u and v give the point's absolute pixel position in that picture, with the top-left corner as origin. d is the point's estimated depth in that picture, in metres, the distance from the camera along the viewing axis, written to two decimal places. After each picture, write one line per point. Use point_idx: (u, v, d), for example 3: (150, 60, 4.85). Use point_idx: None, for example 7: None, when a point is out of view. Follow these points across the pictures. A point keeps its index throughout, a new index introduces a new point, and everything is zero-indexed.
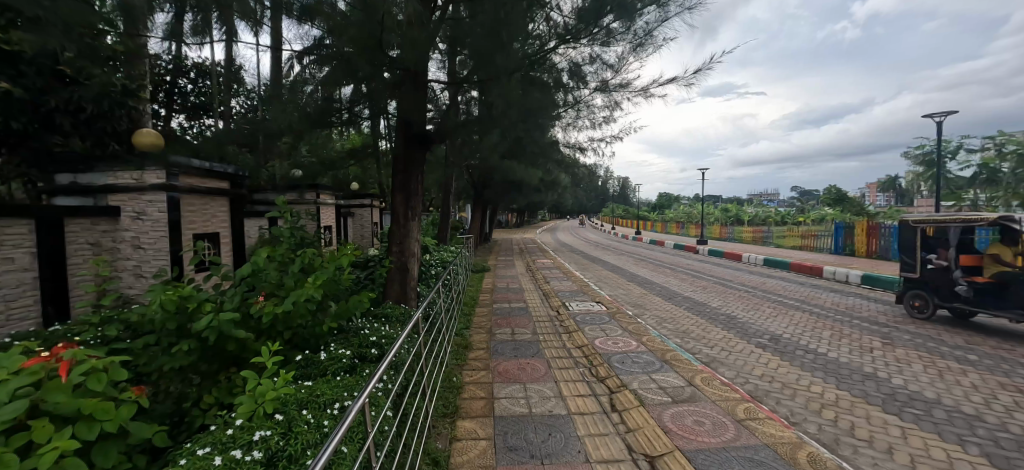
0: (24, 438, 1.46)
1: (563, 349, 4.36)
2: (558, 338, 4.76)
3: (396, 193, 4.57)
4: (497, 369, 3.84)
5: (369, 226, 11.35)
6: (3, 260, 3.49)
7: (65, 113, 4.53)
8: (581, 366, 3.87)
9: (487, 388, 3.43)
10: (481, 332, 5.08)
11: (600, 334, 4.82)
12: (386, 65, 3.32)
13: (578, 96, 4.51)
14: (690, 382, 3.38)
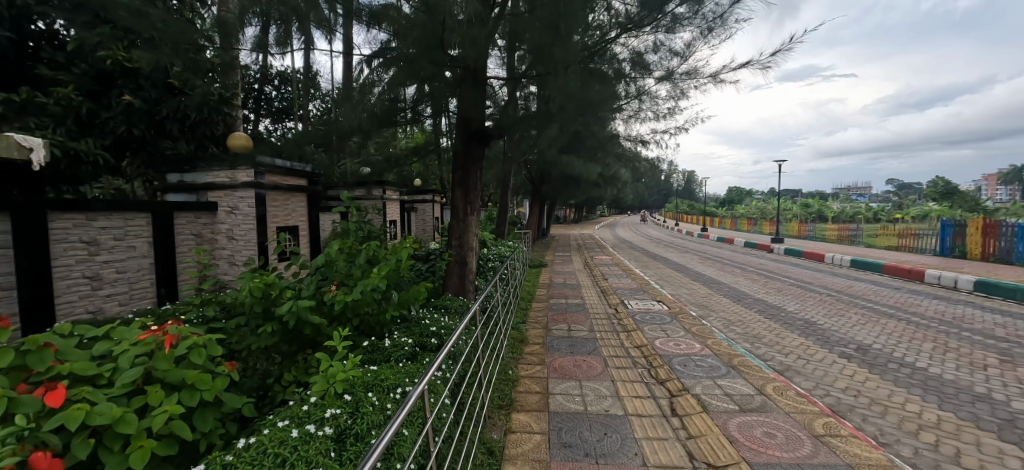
0: (142, 401, 1.72)
1: (621, 348, 4.30)
2: (615, 336, 4.70)
3: (455, 191, 4.72)
4: (553, 365, 3.88)
5: (431, 221, 11.80)
6: (128, 248, 4.07)
7: (174, 121, 5.16)
8: (639, 367, 3.80)
9: (543, 383, 3.48)
10: (537, 327, 5.14)
11: (661, 334, 4.69)
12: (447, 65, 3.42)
13: (643, 85, 4.49)
14: (760, 391, 3.21)
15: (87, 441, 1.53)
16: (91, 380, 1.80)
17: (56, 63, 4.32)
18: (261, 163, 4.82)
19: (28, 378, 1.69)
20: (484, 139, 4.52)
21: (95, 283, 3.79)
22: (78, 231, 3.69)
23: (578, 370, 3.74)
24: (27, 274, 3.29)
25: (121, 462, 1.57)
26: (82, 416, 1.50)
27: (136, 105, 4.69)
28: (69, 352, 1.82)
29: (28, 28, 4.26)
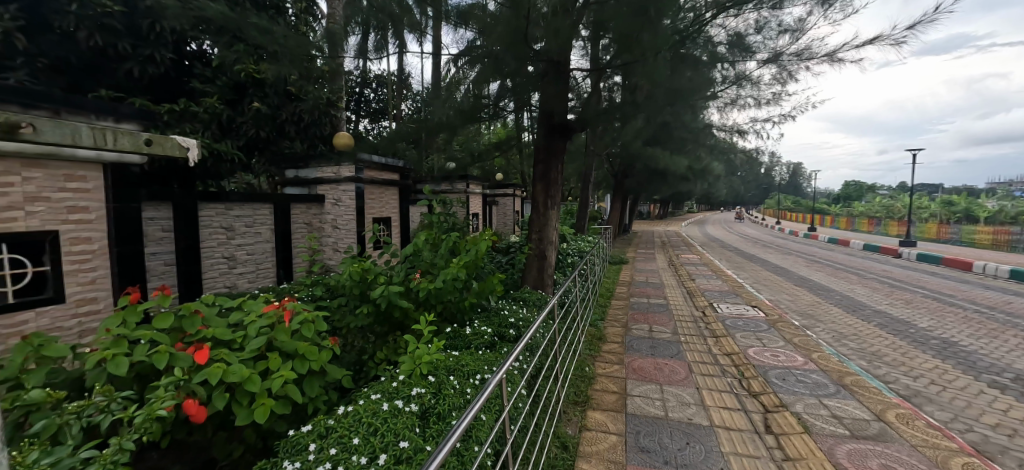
0: (265, 365, 2.04)
1: (708, 354, 4.09)
2: (702, 341, 4.47)
3: (537, 184, 4.81)
4: (632, 365, 3.81)
5: (511, 214, 12.06)
6: (255, 234, 4.74)
7: (292, 123, 5.87)
8: (729, 376, 3.59)
9: (621, 383, 3.45)
10: (616, 325, 5.07)
11: (756, 343, 4.37)
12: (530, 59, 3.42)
13: (744, 68, 4.18)
14: (878, 417, 2.87)
15: (224, 394, 1.87)
16: (228, 343, 2.16)
17: (205, 77, 5.13)
18: (361, 159, 5.32)
19: (184, 338, 2.11)
20: (567, 132, 4.54)
21: (231, 262, 4.47)
22: (220, 218, 4.38)
23: (660, 375, 3.59)
24: (183, 253, 3.98)
25: (249, 414, 1.90)
26: (220, 374, 1.85)
27: (262, 111, 5.41)
28: (212, 318, 2.21)
29: (185, 49, 5.10)
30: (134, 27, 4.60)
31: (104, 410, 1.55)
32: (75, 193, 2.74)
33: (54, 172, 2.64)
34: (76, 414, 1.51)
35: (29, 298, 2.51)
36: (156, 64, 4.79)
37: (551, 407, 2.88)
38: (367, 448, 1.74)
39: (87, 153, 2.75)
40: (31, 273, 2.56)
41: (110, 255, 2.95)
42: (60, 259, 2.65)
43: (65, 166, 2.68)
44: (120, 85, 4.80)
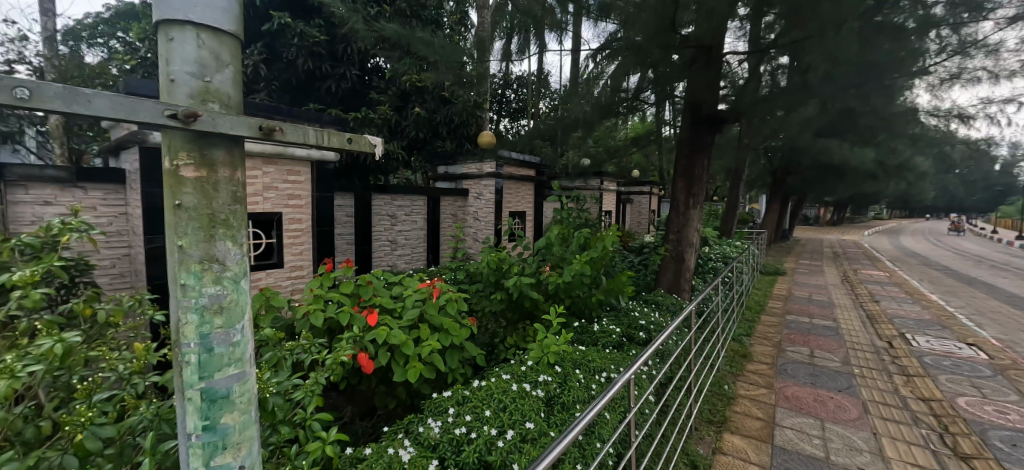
0: (417, 334, 2.38)
1: (893, 395, 3.38)
2: (885, 378, 3.72)
3: (678, 181, 4.56)
4: (785, 392, 3.38)
5: (647, 213, 11.56)
6: (412, 222, 5.47)
7: (445, 125, 6.58)
8: (923, 427, 2.93)
9: (768, 410, 3.10)
10: (766, 344, 4.54)
11: (969, 392, 3.46)
12: (678, 46, 3.29)
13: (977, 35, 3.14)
14: None
15: (387, 353, 2.25)
16: (390, 312, 2.56)
17: (380, 88, 6.06)
18: (502, 156, 5.70)
19: (360, 302, 2.58)
20: (717, 124, 4.22)
21: (393, 245, 5.24)
22: (386, 207, 5.16)
23: (823, 409, 3.12)
24: (360, 235, 4.81)
25: (404, 373, 2.27)
26: (385, 335, 2.22)
27: (422, 115, 6.18)
28: (379, 290, 2.63)
29: (367, 65, 6.09)
30: (332, 50, 5.68)
31: (306, 351, 1.98)
32: (292, 184, 3.54)
33: (281, 168, 3.45)
34: (287, 351, 1.92)
35: (264, 263, 3.36)
36: (346, 80, 5.83)
37: (682, 421, 2.75)
38: (497, 421, 1.90)
39: (299, 152, 3.56)
40: (265, 244, 3.39)
41: (312, 234, 3.75)
42: (282, 234, 3.47)
43: (287, 163, 3.48)
44: (322, 99, 5.96)
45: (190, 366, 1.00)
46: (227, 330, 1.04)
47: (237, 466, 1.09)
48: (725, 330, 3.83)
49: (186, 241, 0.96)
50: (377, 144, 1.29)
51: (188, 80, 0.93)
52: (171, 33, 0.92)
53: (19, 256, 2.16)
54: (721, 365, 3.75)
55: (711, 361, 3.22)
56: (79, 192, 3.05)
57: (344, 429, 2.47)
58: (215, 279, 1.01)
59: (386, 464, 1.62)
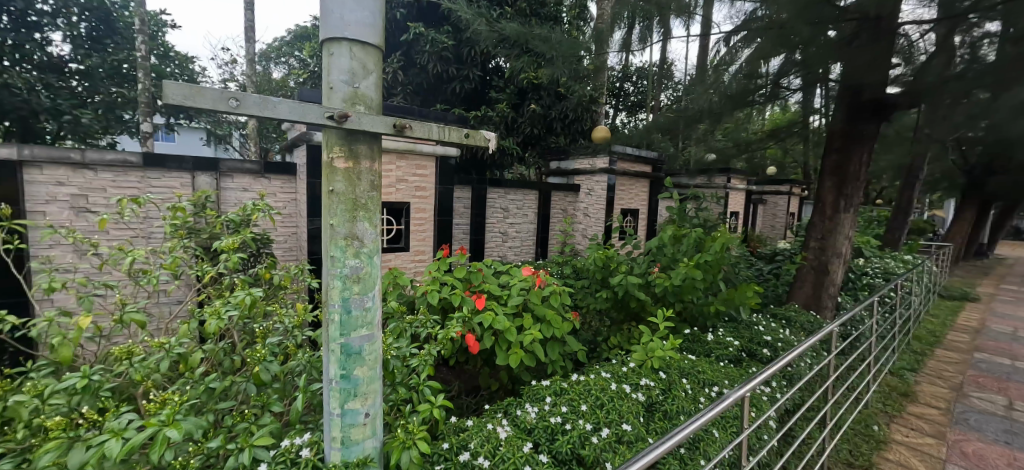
0: (521, 323, 2.50)
1: None
2: None
3: (825, 178, 3.96)
4: (961, 445, 2.65)
5: (784, 216, 10.24)
6: (523, 215, 5.67)
7: (559, 121, 6.66)
8: None
9: (932, 463, 2.45)
10: (938, 379, 3.64)
11: None
12: (835, 19, 2.59)
13: None
14: None
15: (492, 337, 2.41)
16: (498, 299, 2.73)
17: (499, 87, 6.38)
18: (615, 151, 5.58)
19: (470, 287, 2.79)
20: (884, 111, 3.54)
21: (504, 237, 5.52)
22: (500, 200, 5.43)
23: (1007, 463, 2.45)
24: (475, 226, 5.15)
25: (506, 357, 2.40)
26: (491, 319, 2.38)
27: (537, 112, 6.35)
28: (489, 277, 2.82)
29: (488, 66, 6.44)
30: (458, 54, 6.13)
31: (423, 325, 2.21)
32: (419, 177, 3.95)
33: (411, 163, 3.86)
34: (408, 323, 2.17)
35: (393, 247, 3.84)
36: (469, 81, 6.25)
37: (810, 455, 2.43)
38: (593, 417, 1.92)
39: (426, 148, 3.94)
40: (395, 230, 3.85)
41: (433, 222, 4.14)
42: (409, 221, 3.90)
43: (415, 158, 3.90)
44: (448, 100, 6.48)
45: (334, 324, 1.22)
46: (362, 297, 1.24)
47: (364, 411, 1.32)
48: (881, 361, 3.23)
49: (335, 221, 1.18)
50: (490, 140, 1.41)
51: (342, 86, 1.13)
52: (332, 49, 1.13)
53: (225, 229, 2.80)
54: (869, 400, 3.09)
55: (857, 392, 2.71)
56: (264, 181, 3.81)
57: (452, 401, 2.71)
58: (355, 253, 1.22)
59: (485, 437, 1.74)
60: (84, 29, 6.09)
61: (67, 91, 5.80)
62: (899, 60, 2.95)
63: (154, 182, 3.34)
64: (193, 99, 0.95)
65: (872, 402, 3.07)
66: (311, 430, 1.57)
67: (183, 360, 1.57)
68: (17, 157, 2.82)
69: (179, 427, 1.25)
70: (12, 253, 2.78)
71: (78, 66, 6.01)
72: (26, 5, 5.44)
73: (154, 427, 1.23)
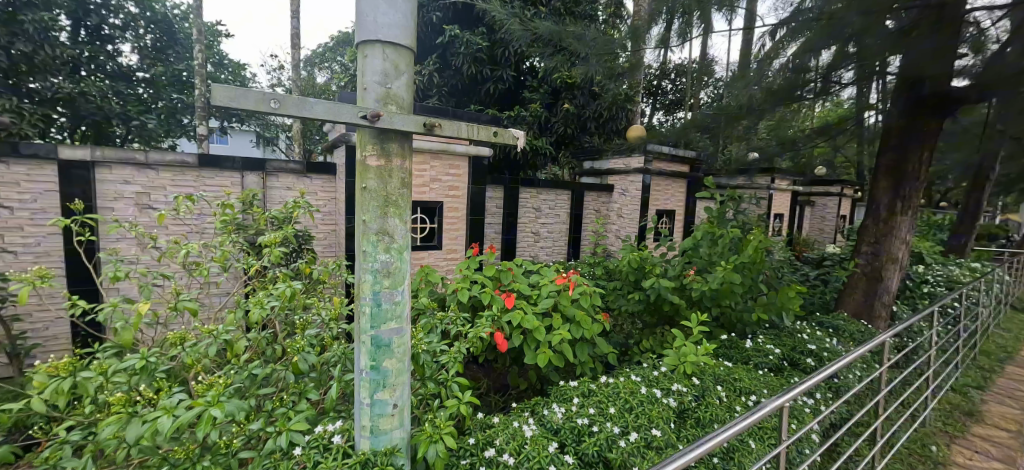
0: (550, 323, 2.50)
1: None
2: None
3: (880, 178, 3.71)
4: None
5: (833, 219, 9.70)
6: (556, 215, 5.65)
7: (593, 120, 6.60)
8: None
9: None
10: (1010, 399, 3.31)
11: None
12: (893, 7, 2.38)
13: None
14: None
15: (520, 336, 2.42)
16: (527, 298, 2.73)
17: (533, 87, 6.38)
18: (651, 150, 5.47)
19: (500, 286, 2.81)
20: (948, 106, 3.27)
21: (536, 237, 5.52)
22: (532, 200, 5.43)
23: None
24: (507, 226, 5.18)
25: (534, 357, 2.40)
26: (519, 318, 2.38)
27: (571, 111, 6.32)
28: (519, 277, 2.83)
29: (522, 66, 6.45)
30: (493, 55, 6.19)
31: (452, 322, 2.24)
32: (453, 177, 4.02)
33: (445, 162, 3.94)
34: (438, 319, 2.21)
35: (427, 245, 3.92)
36: (503, 81, 6.30)
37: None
38: (621, 420, 1.89)
39: (460, 148, 4.00)
40: (428, 228, 3.94)
41: (466, 221, 4.20)
42: (442, 220, 3.97)
43: (449, 158, 3.97)
44: (482, 100, 6.55)
45: (365, 316, 1.27)
46: (392, 291, 1.28)
47: (392, 403, 1.36)
48: (942, 376, 2.98)
49: (367, 217, 1.23)
50: (519, 138, 1.42)
51: (375, 87, 1.17)
52: (366, 51, 1.18)
53: (270, 225, 2.95)
54: (927, 419, 2.84)
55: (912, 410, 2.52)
56: (307, 180, 3.99)
57: (480, 398, 2.73)
58: (386, 248, 1.26)
59: (510, 435, 1.75)
60: (149, 40, 6.58)
61: (134, 97, 6.27)
62: (966, 49, 2.67)
63: (208, 180, 3.55)
64: (239, 100, 1.01)
65: (928, 420, 2.86)
66: (343, 418, 1.64)
67: (229, 346, 1.67)
68: (91, 157, 3.14)
69: (223, 408, 1.34)
70: (84, 245, 3.04)
71: (145, 74, 6.51)
72: (100, 19, 5.93)
73: (200, 406, 1.32)
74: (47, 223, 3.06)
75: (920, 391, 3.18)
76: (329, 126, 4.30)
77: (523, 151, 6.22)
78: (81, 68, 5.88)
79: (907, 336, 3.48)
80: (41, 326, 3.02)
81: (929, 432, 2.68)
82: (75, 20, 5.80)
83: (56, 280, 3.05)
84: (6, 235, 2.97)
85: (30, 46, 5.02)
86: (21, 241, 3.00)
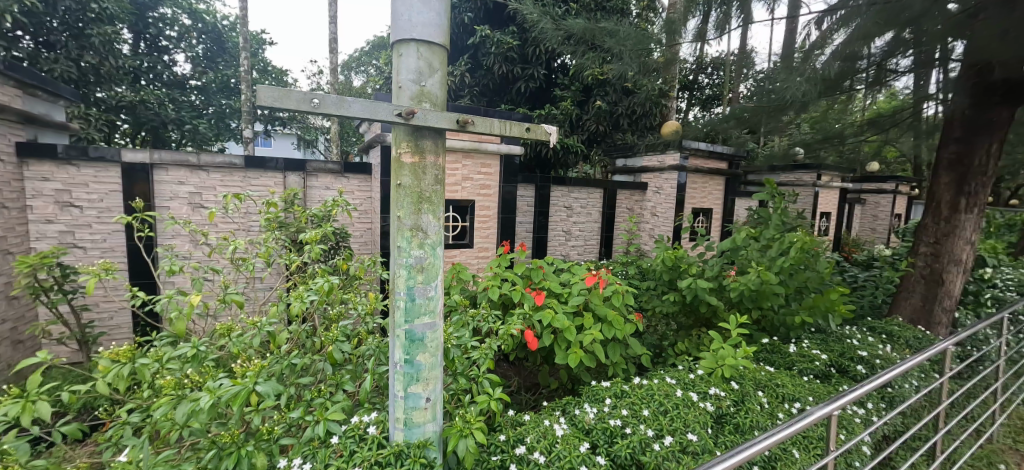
0: (582, 322, 2.47)
1: None
2: None
3: (940, 174, 3.45)
4: None
5: (887, 218, 9.08)
6: (588, 214, 5.59)
7: (626, 117, 6.49)
8: None
9: None
10: None
11: None
12: None
13: None
14: None
15: (551, 336, 2.39)
16: (558, 297, 2.70)
17: (564, 85, 6.33)
18: (686, 146, 5.31)
19: (531, 284, 2.80)
20: (1020, 94, 3.01)
21: (567, 236, 5.48)
22: (563, 199, 5.40)
23: None
24: (539, 225, 5.17)
25: (565, 356, 2.38)
26: (550, 317, 2.37)
27: (602, 108, 6.24)
28: (549, 275, 2.81)
29: (554, 64, 6.41)
30: (524, 54, 6.18)
31: (484, 319, 2.24)
32: (484, 176, 4.04)
33: (476, 161, 3.98)
34: (470, 317, 2.22)
35: (459, 243, 3.97)
36: (535, 80, 6.28)
37: None
38: (655, 423, 1.84)
39: (491, 147, 4.03)
40: (460, 227, 3.98)
41: (498, 219, 4.22)
42: (474, 219, 4.01)
43: (480, 157, 4.00)
44: (513, 99, 6.56)
45: (399, 310, 1.30)
46: (426, 286, 1.30)
47: (425, 396, 1.38)
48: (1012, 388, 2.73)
49: (402, 213, 1.25)
50: (551, 133, 1.40)
51: (410, 85, 1.20)
52: (401, 50, 1.20)
53: (310, 223, 3.07)
54: (995, 435, 2.62)
55: (979, 424, 2.32)
56: (344, 180, 4.11)
57: (511, 396, 2.74)
58: (420, 244, 1.28)
59: (542, 433, 1.74)
60: (201, 50, 7.01)
61: (187, 103, 6.67)
62: None
63: (253, 181, 3.72)
64: (283, 101, 1.05)
65: (995, 435, 2.63)
66: (377, 410, 1.68)
67: (271, 337, 1.75)
68: (149, 160, 3.37)
69: (262, 390, 1.41)
70: (143, 241, 3.25)
71: (197, 82, 6.93)
72: (158, 32, 6.37)
73: (241, 388, 1.39)
74: (112, 221, 3.31)
75: (986, 404, 2.94)
76: (365, 128, 4.42)
77: (555, 150, 6.19)
78: (141, 78, 6.31)
79: (971, 344, 3.23)
80: (107, 316, 3.27)
81: (997, 449, 2.47)
82: (136, 33, 6.26)
83: (119, 273, 3.30)
84: (76, 232, 3.22)
85: (98, 58, 5.46)
86: (90, 237, 3.25)
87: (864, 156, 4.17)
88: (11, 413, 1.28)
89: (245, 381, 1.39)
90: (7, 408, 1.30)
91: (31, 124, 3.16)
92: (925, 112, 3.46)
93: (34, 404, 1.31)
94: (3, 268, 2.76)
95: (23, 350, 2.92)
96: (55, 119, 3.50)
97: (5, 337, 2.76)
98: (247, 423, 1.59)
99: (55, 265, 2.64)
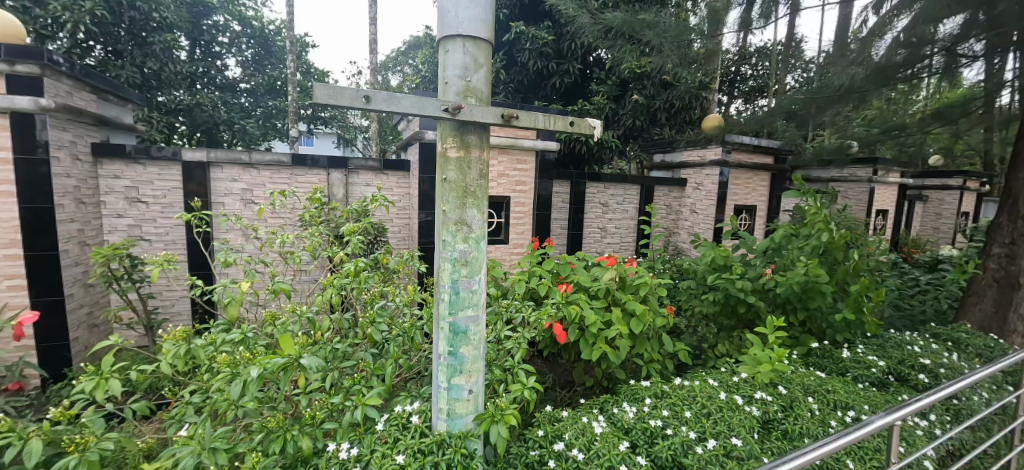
0: (611, 318, 2.39)
1: None
2: None
3: (1018, 169, 3.16)
4: None
5: (953, 216, 8.43)
6: (624, 210, 5.47)
7: (664, 111, 6.35)
8: None
9: None
10: None
11: None
12: None
13: None
14: None
15: (577, 330, 2.35)
16: (588, 292, 2.63)
17: (600, 79, 6.23)
18: (728, 140, 5.12)
19: (561, 279, 2.78)
20: None
21: (603, 232, 5.40)
22: (599, 195, 5.30)
23: None
24: (574, 220, 5.13)
25: (590, 352, 2.33)
26: (576, 312, 2.31)
27: (640, 102, 6.14)
28: (578, 273, 2.73)
29: (589, 59, 6.33)
30: (559, 48, 6.12)
31: (517, 309, 2.24)
32: (520, 171, 4.05)
33: (513, 157, 3.98)
34: (504, 309, 2.22)
35: (495, 240, 3.99)
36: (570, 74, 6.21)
37: None
38: (697, 425, 1.80)
39: (528, 143, 4.02)
40: (496, 223, 4.00)
41: (533, 215, 4.20)
42: (509, 215, 4.03)
43: (516, 153, 4.00)
44: (548, 95, 6.52)
45: (444, 302, 1.32)
46: (469, 280, 1.32)
47: (468, 388, 1.41)
48: None
49: (447, 207, 1.28)
50: (596, 127, 1.38)
51: (456, 81, 1.22)
52: (448, 46, 1.22)
53: (352, 217, 3.18)
54: None
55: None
56: (384, 177, 4.20)
57: (546, 392, 2.74)
58: (464, 238, 1.29)
59: (580, 431, 1.73)
60: (250, 54, 7.37)
61: (237, 105, 7.04)
62: None
63: (300, 178, 3.88)
64: (336, 98, 1.08)
65: None
66: (417, 399, 1.71)
67: (313, 326, 1.80)
68: (206, 159, 3.57)
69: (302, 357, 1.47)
70: (201, 235, 3.47)
71: (246, 85, 7.34)
72: (212, 38, 6.78)
73: (284, 360, 1.45)
74: (173, 216, 3.53)
75: None
76: (403, 126, 4.52)
77: (591, 146, 6.11)
78: (197, 82, 6.74)
79: None
80: (170, 303, 3.52)
81: None
82: (192, 40, 6.69)
83: (180, 265, 3.53)
84: (143, 226, 3.47)
85: (159, 64, 5.85)
86: (154, 230, 3.49)
87: (929, 150, 3.88)
88: (87, 390, 1.40)
89: (291, 352, 1.46)
90: (86, 383, 1.42)
91: (105, 126, 3.44)
92: (1000, 102, 3.11)
93: (107, 382, 1.42)
94: (81, 258, 3.02)
95: (99, 333, 3.20)
96: (124, 121, 3.80)
97: (83, 321, 3.01)
98: (296, 407, 1.67)
99: (126, 255, 2.86)
